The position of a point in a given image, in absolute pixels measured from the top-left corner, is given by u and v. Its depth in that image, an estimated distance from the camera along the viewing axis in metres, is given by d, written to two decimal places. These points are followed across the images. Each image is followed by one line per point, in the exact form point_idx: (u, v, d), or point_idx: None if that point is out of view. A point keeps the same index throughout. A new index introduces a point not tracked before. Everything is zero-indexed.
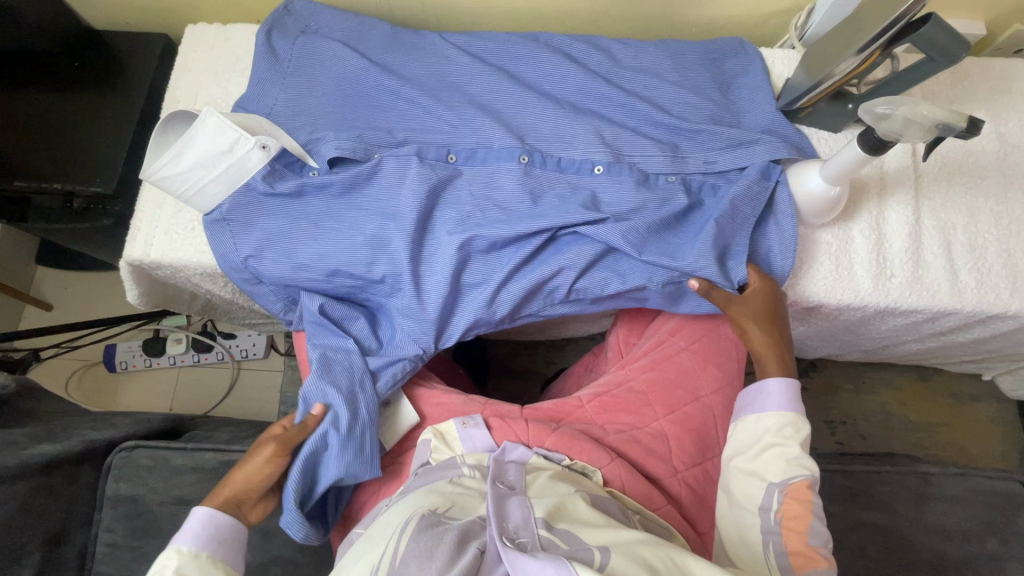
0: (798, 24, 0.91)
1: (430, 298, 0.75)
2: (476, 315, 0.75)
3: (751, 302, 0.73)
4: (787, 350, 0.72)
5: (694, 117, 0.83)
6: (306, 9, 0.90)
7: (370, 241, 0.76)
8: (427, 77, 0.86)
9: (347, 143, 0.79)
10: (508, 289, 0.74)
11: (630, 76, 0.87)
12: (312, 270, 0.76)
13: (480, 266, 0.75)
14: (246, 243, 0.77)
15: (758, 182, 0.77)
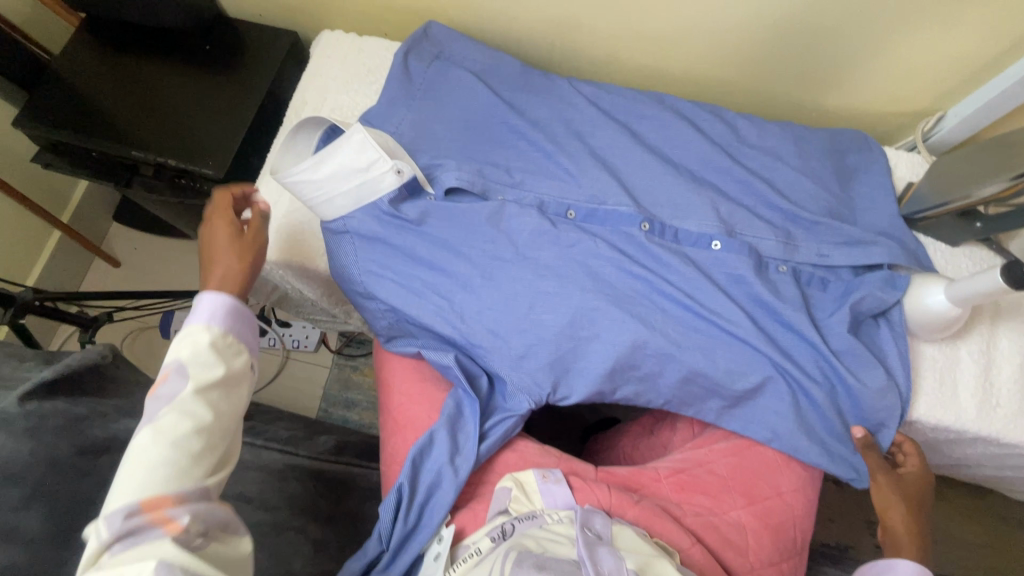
0: (925, 128, 0.91)
1: (533, 363, 0.78)
2: (594, 384, 0.77)
3: (907, 484, 0.74)
4: (925, 540, 0.72)
5: (814, 208, 0.83)
6: (442, 35, 0.93)
7: (485, 286, 0.79)
8: (551, 121, 0.87)
9: (467, 174, 0.82)
10: (613, 357, 0.76)
11: (752, 154, 0.87)
12: (430, 303, 0.79)
13: (593, 326, 0.77)
14: (366, 263, 0.80)
15: (881, 289, 0.75)
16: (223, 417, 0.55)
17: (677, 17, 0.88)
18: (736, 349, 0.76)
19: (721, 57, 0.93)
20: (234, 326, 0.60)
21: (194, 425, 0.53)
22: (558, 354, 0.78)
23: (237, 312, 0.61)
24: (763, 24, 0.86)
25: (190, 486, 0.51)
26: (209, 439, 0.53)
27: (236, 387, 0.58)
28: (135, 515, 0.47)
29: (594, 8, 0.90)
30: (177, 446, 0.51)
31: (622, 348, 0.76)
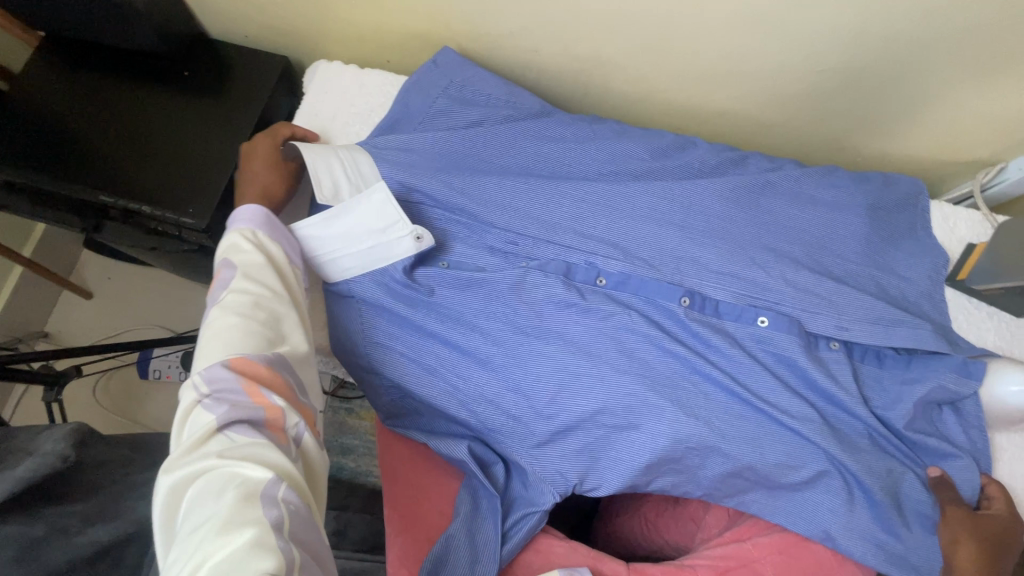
0: (983, 180, 0.84)
1: (559, 450, 0.70)
2: (628, 477, 0.68)
3: (983, 524, 0.63)
4: None
5: (871, 273, 0.74)
6: (455, 64, 0.81)
7: (506, 366, 0.70)
8: (579, 171, 0.78)
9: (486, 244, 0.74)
10: (650, 451, 0.67)
11: (802, 209, 0.78)
12: (446, 387, 0.71)
13: (629, 411, 0.68)
14: (372, 338, 0.71)
15: (955, 380, 0.67)
16: (280, 293, 0.58)
17: (718, 55, 0.79)
18: (791, 441, 0.67)
19: (763, 98, 0.84)
20: (272, 230, 0.63)
21: (253, 301, 0.55)
22: (587, 442, 0.69)
23: (274, 223, 0.64)
24: (814, 67, 0.77)
25: (270, 351, 0.53)
26: (274, 314, 0.56)
27: (293, 288, 0.61)
28: (229, 375, 0.50)
29: (625, 43, 0.80)
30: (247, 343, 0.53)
31: (663, 438, 0.67)
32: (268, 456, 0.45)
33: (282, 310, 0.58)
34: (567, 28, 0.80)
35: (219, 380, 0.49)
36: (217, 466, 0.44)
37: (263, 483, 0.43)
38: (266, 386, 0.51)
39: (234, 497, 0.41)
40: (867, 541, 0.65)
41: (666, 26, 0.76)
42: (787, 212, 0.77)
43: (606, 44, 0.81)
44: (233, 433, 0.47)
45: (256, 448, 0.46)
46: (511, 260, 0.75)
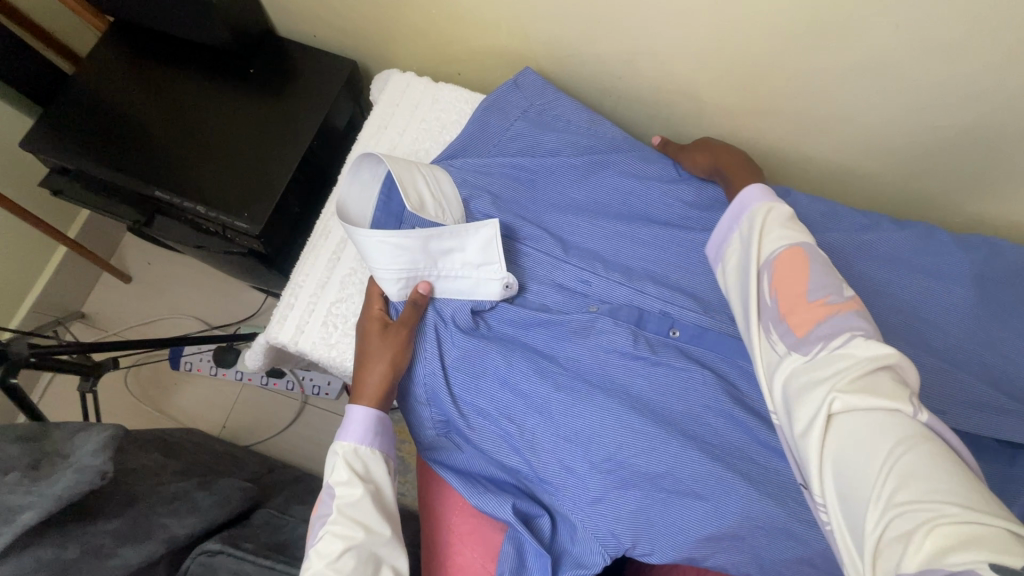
0: None
1: (612, 510, 0.62)
2: (690, 551, 0.60)
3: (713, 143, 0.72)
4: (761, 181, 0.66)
5: (974, 353, 0.68)
6: (536, 87, 0.76)
7: (565, 407, 0.66)
8: (659, 209, 0.72)
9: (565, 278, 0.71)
10: (719, 526, 0.60)
11: (899, 271, 0.71)
12: (496, 429, 0.67)
13: (696, 478, 0.61)
14: (431, 364, 0.68)
15: None
16: (375, 531, 0.59)
17: (817, 99, 0.73)
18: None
19: (860, 148, 0.77)
20: (374, 443, 0.63)
21: (346, 552, 0.56)
22: (648, 509, 0.61)
23: (376, 430, 0.63)
24: (926, 123, 0.71)
25: None
26: (363, 558, 0.57)
27: (393, 524, 0.61)
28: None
29: (717, 78, 0.75)
30: (337, 568, 0.55)
31: (733, 515, 0.60)
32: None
33: (370, 545, 0.58)
34: (657, 57, 0.75)
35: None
36: None
37: None
38: None
39: None
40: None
41: (765, 66, 0.71)
42: (881, 277, 0.71)
43: (696, 76, 0.76)
44: None
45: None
46: (579, 300, 0.71)
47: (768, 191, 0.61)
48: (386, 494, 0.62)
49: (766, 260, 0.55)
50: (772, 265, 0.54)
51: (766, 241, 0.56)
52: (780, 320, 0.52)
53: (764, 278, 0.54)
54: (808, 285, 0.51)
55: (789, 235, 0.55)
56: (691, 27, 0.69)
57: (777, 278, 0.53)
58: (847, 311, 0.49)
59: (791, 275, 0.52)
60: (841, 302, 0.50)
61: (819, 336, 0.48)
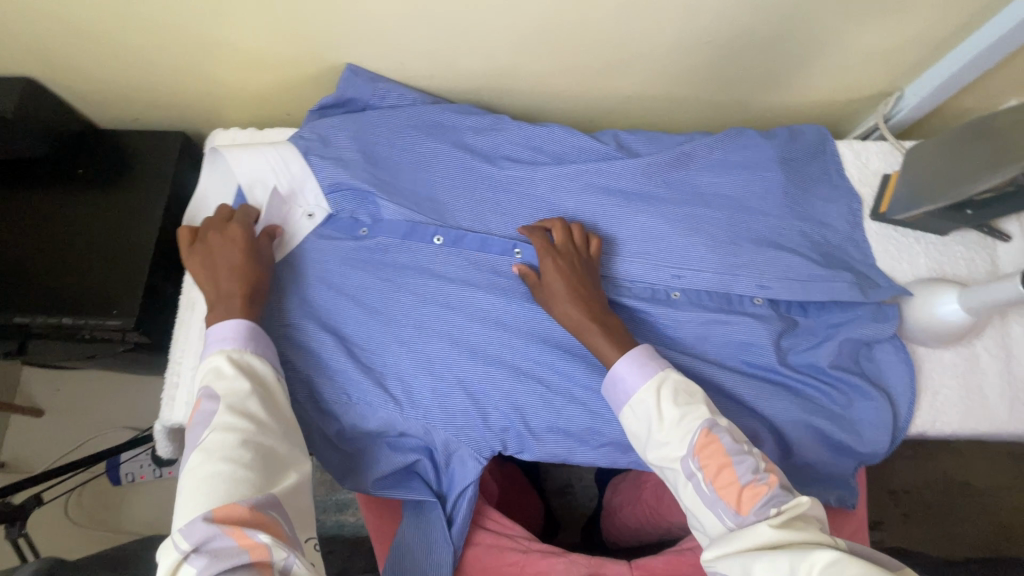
0: (884, 111, 0.87)
1: (483, 423, 0.69)
2: (560, 443, 0.69)
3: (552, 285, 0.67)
4: (608, 318, 0.65)
5: (794, 225, 0.77)
6: (362, 96, 0.81)
7: (428, 347, 0.70)
8: (496, 182, 0.78)
9: (398, 233, 0.75)
10: (575, 415, 0.69)
11: (717, 174, 0.79)
12: (358, 404, 0.68)
13: (556, 383, 0.70)
14: (293, 339, 0.70)
15: (877, 321, 0.70)
16: (265, 425, 0.55)
17: (605, 44, 0.78)
18: (747, 402, 0.69)
19: (660, 77, 0.84)
20: (250, 347, 0.60)
21: (235, 439, 0.53)
22: (510, 412, 0.69)
23: (258, 334, 0.62)
24: (711, 36, 0.77)
25: (260, 492, 0.51)
26: (258, 450, 0.53)
27: (287, 422, 0.58)
28: (211, 522, 0.48)
29: (519, 50, 0.79)
30: (233, 463, 0.51)
31: (607, 421, 0.69)
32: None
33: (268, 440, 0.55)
34: (461, 47, 0.78)
35: (198, 533, 0.47)
36: None
37: None
38: (251, 527, 0.48)
39: None
40: (837, 484, 0.69)
41: (547, 30, 0.76)
42: (704, 182, 0.79)
43: (499, 53, 0.79)
44: None
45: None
46: (429, 254, 0.74)
47: (645, 360, 0.61)
48: (276, 393, 0.59)
49: (686, 447, 0.55)
50: (694, 452, 0.55)
51: (676, 409, 0.57)
52: (724, 509, 0.53)
53: (696, 468, 0.54)
54: (738, 472, 0.53)
55: (695, 414, 0.56)
56: (475, 10, 0.72)
57: (707, 469, 0.54)
58: (737, 445, 0.55)
59: (716, 463, 0.54)
60: (771, 476, 0.53)
61: (759, 500, 0.52)
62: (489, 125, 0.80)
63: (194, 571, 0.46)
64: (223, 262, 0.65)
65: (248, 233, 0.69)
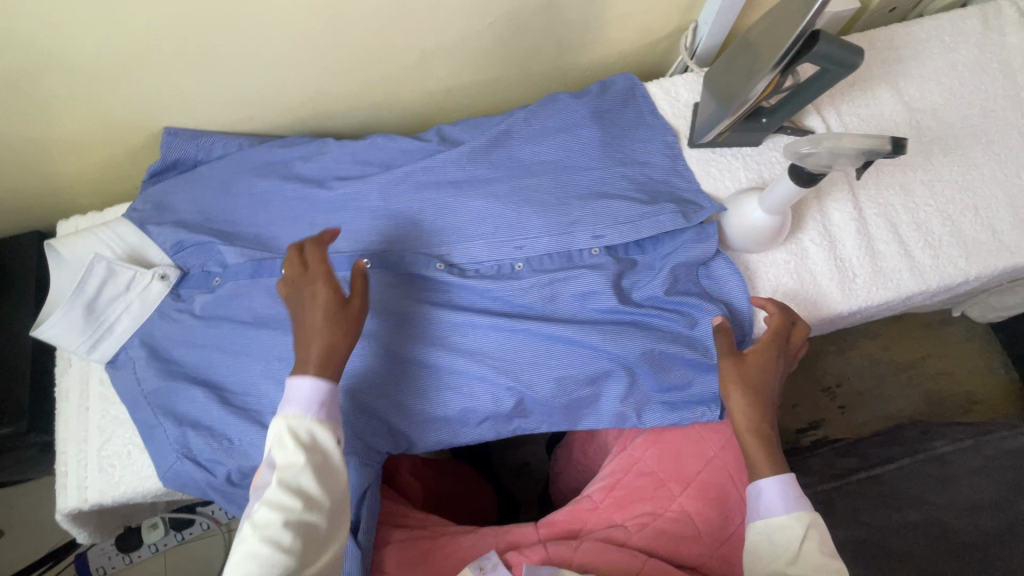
0: (686, 45, 0.92)
1: (364, 430, 0.72)
2: (441, 430, 0.73)
3: (747, 373, 0.68)
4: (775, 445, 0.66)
5: (617, 171, 0.81)
6: (187, 154, 0.83)
7: None
8: (333, 203, 0.81)
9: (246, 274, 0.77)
10: (449, 399, 0.73)
11: (536, 144, 0.83)
12: (240, 446, 0.69)
13: (425, 375, 0.73)
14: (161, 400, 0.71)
15: (701, 241, 0.75)
16: (313, 503, 0.55)
17: (400, 49, 0.81)
18: (601, 346, 0.73)
19: (468, 65, 0.88)
20: (321, 416, 0.58)
21: (279, 521, 0.53)
22: (386, 413, 0.73)
23: (330, 397, 0.59)
24: (494, 16, 0.80)
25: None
26: (302, 553, 0.53)
27: (333, 496, 0.57)
28: None
29: (319, 74, 0.82)
30: (274, 542, 0.52)
31: (478, 398, 0.73)
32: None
33: (315, 520, 0.55)
34: (264, 85, 0.81)
35: None
36: None
37: None
38: None
39: None
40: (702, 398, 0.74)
41: (336, 51, 0.79)
42: (526, 153, 0.83)
43: (303, 82, 0.83)
44: None
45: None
46: (280, 286, 0.77)
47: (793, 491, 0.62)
48: (337, 467, 0.58)
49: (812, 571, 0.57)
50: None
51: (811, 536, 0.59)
52: None
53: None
54: None
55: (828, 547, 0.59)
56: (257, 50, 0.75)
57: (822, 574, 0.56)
58: None
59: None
60: None
61: None
62: (315, 152, 0.83)
63: None
64: (312, 321, 0.62)
65: (329, 280, 0.64)
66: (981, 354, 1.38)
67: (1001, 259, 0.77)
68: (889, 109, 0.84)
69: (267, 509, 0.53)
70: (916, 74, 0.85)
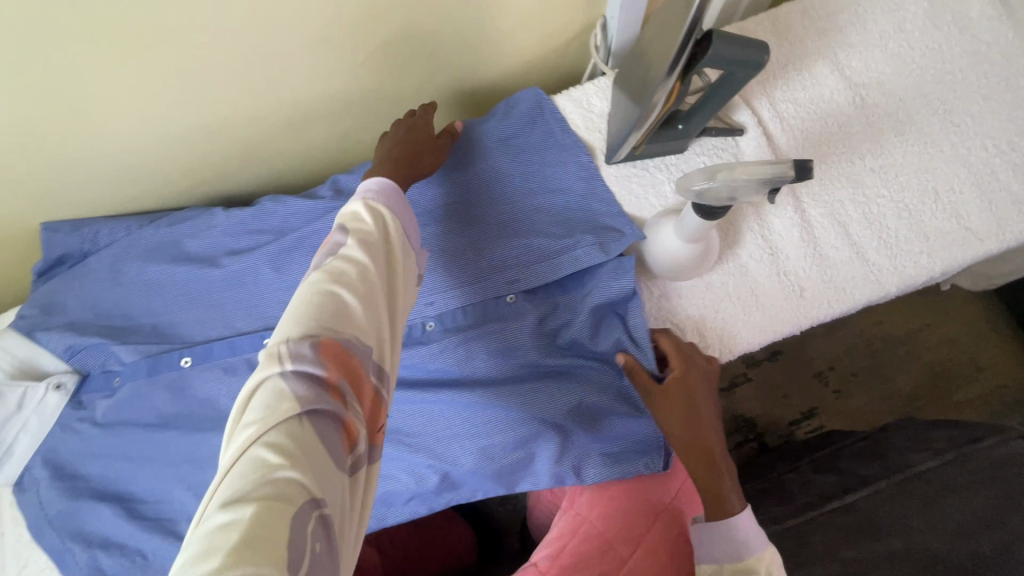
0: (596, 45, 0.80)
1: None
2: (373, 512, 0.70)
3: (693, 406, 0.64)
4: (725, 482, 0.63)
5: (527, 204, 0.73)
6: (70, 247, 0.77)
7: (206, 475, 0.69)
8: (228, 281, 0.75)
9: (144, 372, 0.72)
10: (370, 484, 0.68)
11: (439, 181, 0.76)
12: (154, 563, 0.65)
13: None
14: (75, 519, 0.68)
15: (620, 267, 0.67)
16: (372, 291, 0.52)
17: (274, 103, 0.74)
18: (523, 407, 0.67)
19: (357, 104, 0.80)
20: (387, 206, 0.59)
21: (351, 323, 0.49)
22: None
23: (393, 196, 0.61)
24: (367, 54, 0.71)
25: (350, 353, 0.48)
26: (359, 312, 0.50)
27: (388, 283, 0.55)
28: (299, 363, 0.45)
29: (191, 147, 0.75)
30: (307, 325, 0.48)
31: (399, 479, 0.68)
32: (288, 510, 0.38)
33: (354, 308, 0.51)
34: (134, 166, 0.74)
35: (298, 359, 0.45)
36: (257, 441, 0.41)
37: (267, 466, 0.39)
38: (333, 384, 0.46)
39: (269, 456, 0.40)
40: (644, 451, 0.67)
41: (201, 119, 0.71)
42: (429, 198, 0.75)
43: (177, 158, 0.76)
44: (259, 403, 0.43)
45: (285, 477, 0.39)
46: (181, 380, 0.72)
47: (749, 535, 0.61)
48: (394, 239, 0.58)
49: None
50: None
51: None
52: None
53: None
54: None
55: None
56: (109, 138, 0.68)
57: None
58: None
59: None
60: None
61: None
62: (204, 226, 0.77)
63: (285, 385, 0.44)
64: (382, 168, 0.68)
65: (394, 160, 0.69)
66: (984, 316, 1.27)
67: (969, 247, 0.68)
68: (830, 89, 0.74)
69: (293, 330, 0.47)
70: (857, 43, 0.75)
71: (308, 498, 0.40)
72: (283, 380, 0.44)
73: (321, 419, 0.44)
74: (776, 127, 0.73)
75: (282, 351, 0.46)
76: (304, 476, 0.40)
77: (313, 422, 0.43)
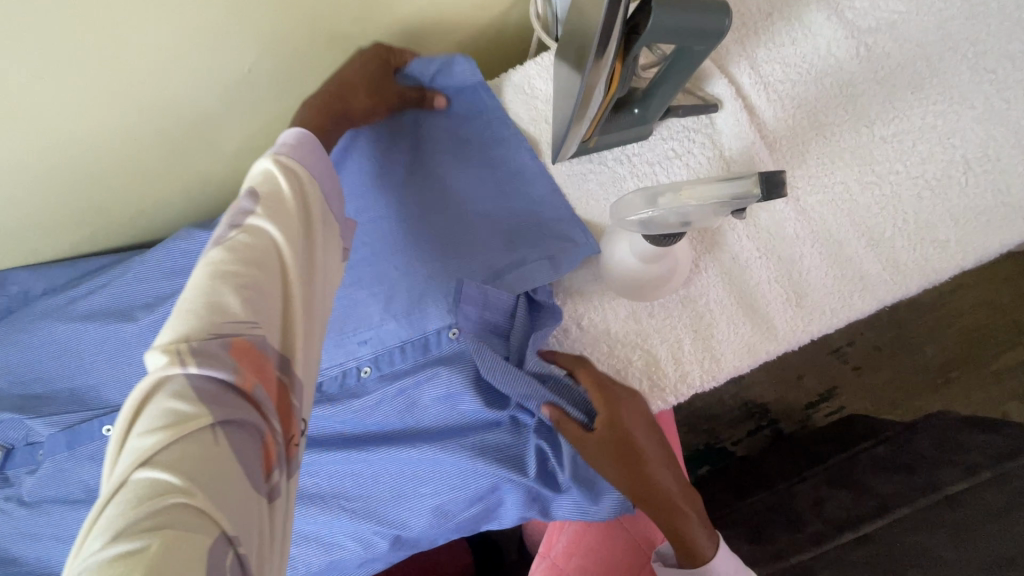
0: (538, 13, 0.66)
1: None
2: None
3: (627, 457, 0.52)
4: (691, 521, 0.54)
5: (470, 216, 0.61)
6: None
7: None
8: (145, 335, 0.67)
9: (66, 444, 0.66)
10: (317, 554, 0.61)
11: (366, 197, 0.62)
12: None
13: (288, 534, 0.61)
14: None
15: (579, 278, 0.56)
16: (289, 261, 0.38)
17: None
18: (472, 466, 0.55)
19: None
20: (308, 158, 0.44)
21: (266, 305, 0.35)
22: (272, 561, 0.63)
23: (314, 146, 0.46)
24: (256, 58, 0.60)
25: (266, 347, 0.34)
26: (272, 291, 0.36)
27: (314, 246, 0.41)
28: (203, 367, 0.31)
29: (82, 201, 0.63)
30: (210, 300, 0.33)
31: (346, 547, 0.60)
32: (201, 556, 0.26)
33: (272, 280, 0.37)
34: None
35: (207, 359, 0.31)
36: (151, 470, 0.28)
37: (157, 508, 0.27)
38: (248, 390, 0.32)
39: (140, 504, 0.27)
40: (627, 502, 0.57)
41: None
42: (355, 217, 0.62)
43: (70, 215, 0.64)
44: (156, 417, 0.29)
45: (185, 513, 0.27)
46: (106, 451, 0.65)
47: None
48: (317, 195, 0.43)
49: None
50: None
51: None
52: None
53: None
54: None
55: None
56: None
57: None
58: None
59: None
60: None
61: None
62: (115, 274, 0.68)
63: (185, 396, 0.30)
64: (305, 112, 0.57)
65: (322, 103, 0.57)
66: None
67: (1011, 227, 0.54)
68: (825, 41, 0.59)
69: (185, 314, 0.33)
70: None
71: (223, 541, 0.28)
72: (180, 390, 0.30)
73: (240, 429, 0.31)
74: (759, 97, 0.59)
75: (191, 335, 0.32)
76: (215, 513, 0.28)
77: (219, 445, 0.30)
